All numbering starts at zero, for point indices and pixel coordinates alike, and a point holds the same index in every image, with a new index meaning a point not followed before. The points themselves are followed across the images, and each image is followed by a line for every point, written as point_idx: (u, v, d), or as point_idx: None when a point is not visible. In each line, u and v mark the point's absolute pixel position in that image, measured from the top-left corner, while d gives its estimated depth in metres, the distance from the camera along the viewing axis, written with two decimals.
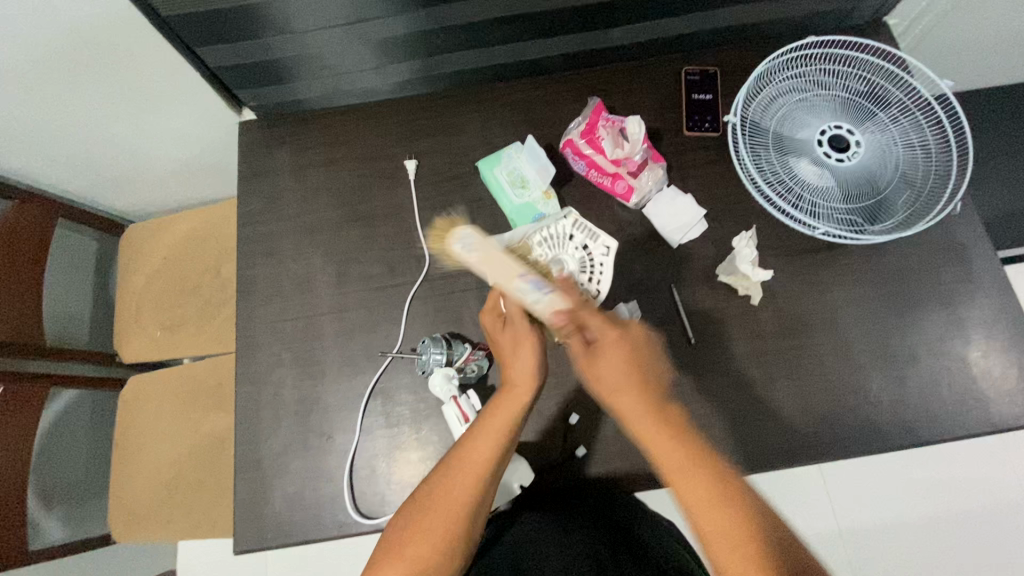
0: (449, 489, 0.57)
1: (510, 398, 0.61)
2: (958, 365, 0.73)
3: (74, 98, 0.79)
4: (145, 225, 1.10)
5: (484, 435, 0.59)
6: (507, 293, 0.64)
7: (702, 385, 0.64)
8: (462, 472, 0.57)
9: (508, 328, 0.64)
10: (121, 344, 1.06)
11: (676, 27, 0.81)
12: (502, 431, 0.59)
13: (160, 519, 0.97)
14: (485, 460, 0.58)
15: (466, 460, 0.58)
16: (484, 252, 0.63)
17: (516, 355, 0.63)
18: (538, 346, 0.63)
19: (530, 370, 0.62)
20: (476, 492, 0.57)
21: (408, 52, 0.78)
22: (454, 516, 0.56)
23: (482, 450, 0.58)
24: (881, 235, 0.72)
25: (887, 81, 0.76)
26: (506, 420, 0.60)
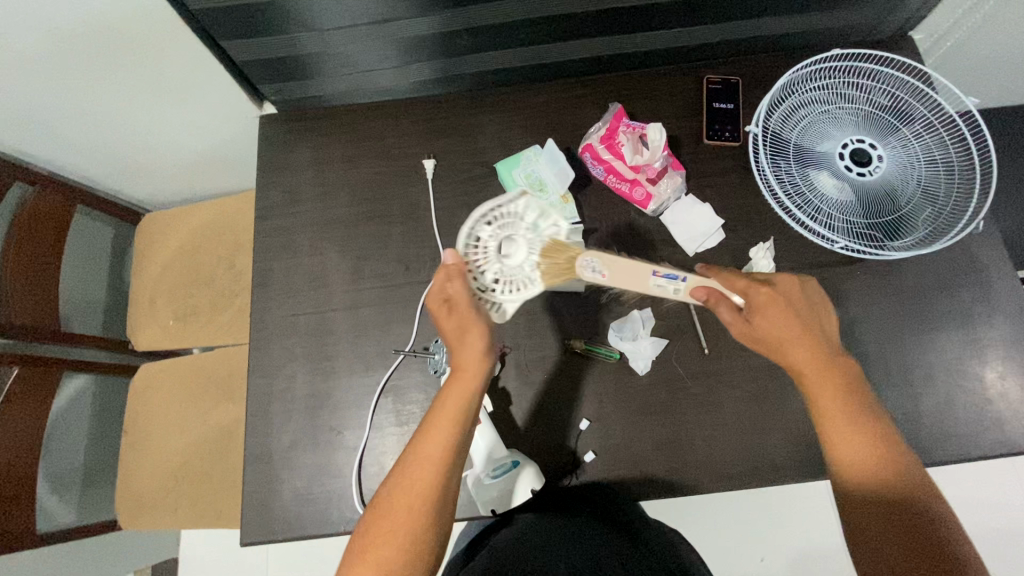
0: (410, 485, 0.54)
1: (461, 382, 0.57)
2: (975, 386, 0.73)
3: (98, 87, 0.80)
4: (161, 214, 1.10)
5: (434, 431, 0.56)
6: (456, 277, 0.58)
7: (786, 355, 0.58)
8: (420, 466, 0.55)
9: (451, 313, 0.58)
10: (134, 332, 1.06)
11: (700, 34, 0.81)
12: (455, 419, 0.56)
13: (165, 507, 0.98)
14: (440, 454, 0.55)
15: (419, 455, 0.55)
16: (615, 271, 0.63)
17: (464, 340, 0.58)
18: (484, 329, 0.58)
19: (478, 353, 0.58)
20: (435, 486, 0.54)
21: (431, 52, 0.78)
22: (416, 512, 0.53)
23: (435, 442, 0.56)
24: (899, 251, 0.71)
25: (912, 97, 0.75)
26: (458, 409, 0.57)
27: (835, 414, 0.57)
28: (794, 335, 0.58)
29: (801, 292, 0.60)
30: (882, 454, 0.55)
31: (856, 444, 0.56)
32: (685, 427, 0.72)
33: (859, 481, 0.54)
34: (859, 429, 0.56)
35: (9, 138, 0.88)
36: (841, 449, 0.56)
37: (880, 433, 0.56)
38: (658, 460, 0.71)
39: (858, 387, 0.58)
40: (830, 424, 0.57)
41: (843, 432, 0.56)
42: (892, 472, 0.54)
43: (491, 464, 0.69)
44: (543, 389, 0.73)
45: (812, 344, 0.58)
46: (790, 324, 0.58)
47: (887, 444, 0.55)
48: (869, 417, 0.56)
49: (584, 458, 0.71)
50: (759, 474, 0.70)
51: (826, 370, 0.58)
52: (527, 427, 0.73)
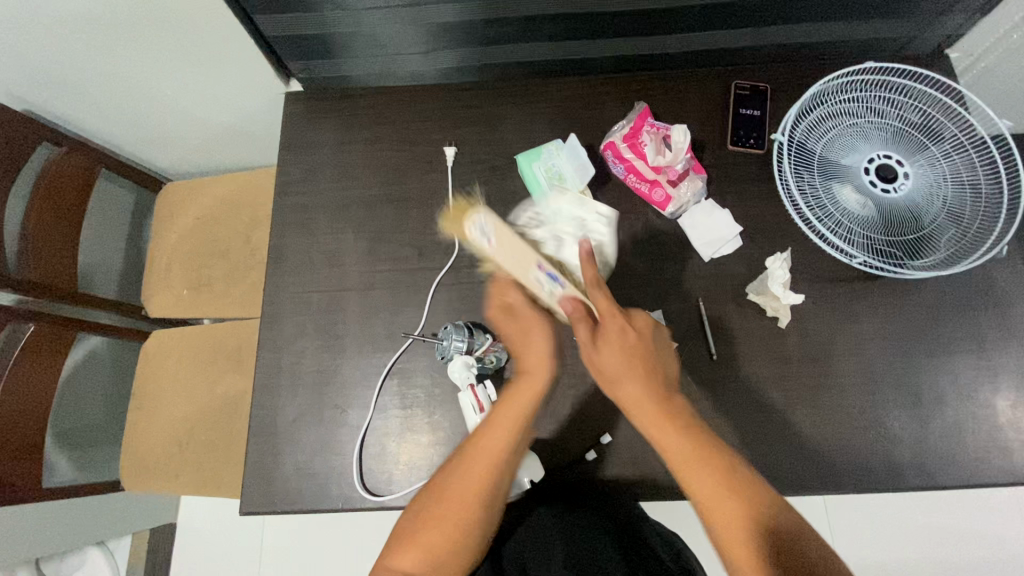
0: (465, 476, 0.57)
1: (528, 380, 0.61)
2: (985, 413, 0.72)
3: (131, 53, 0.81)
4: (182, 184, 1.12)
5: (495, 428, 0.59)
6: (513, 285, 0.65)
7: (625, 384, 0.57)
8: (479, 461, 0.58)
9: (516, 318, 0.64)
10: (149, 298, 1.08)
11: (731, 38, 0.80)
12: (520, 415, 0.59)
13: (170, 471, 0.99)
14: (498, 450, 0.58)
15: (478, 449, 0.58)
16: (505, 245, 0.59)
17: (529, 339, 0.63)
18: (548, 328, 0.63)
19: (542, 355, 0.62)
20: (492, 481, 0.57)
21: (460, 40, 0.78)
22: (470, 502, 0.56)
23: (497, 438, 0.58)
24: (919, 271, 0.70)
25: (944, 115, 0.74)
26: (521, 408, 0.60)
27: (671, 440, 0.55)
28: (629, 368, 0.58)
29: (632, 329, 0.59)
30: (736, 492, 0.53)
31: (699, 476, 0.53)
32: None
33: (733, 528, 0.51)
34: (698, 452, 0.55)
35: (41, 97, 0.89)
36: (712, 501, 0.52)
37: (734, 477, 0.53)
38: (659, 462, 0.71)
39: (666, 400, 0.57)
40: (680, 470, 0.54)
41: (688, 460, 0.54)
42: (751, 504, 0.52)
43: None
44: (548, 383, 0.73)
45: (639, 369, 0.58)
46: (626, 351, 0.58)
47: (739, 477, 0.54)
48: (696, 443, 0.55)
49: (587, 457, 0.71)
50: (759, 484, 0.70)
51: (647, 392, 0.57)
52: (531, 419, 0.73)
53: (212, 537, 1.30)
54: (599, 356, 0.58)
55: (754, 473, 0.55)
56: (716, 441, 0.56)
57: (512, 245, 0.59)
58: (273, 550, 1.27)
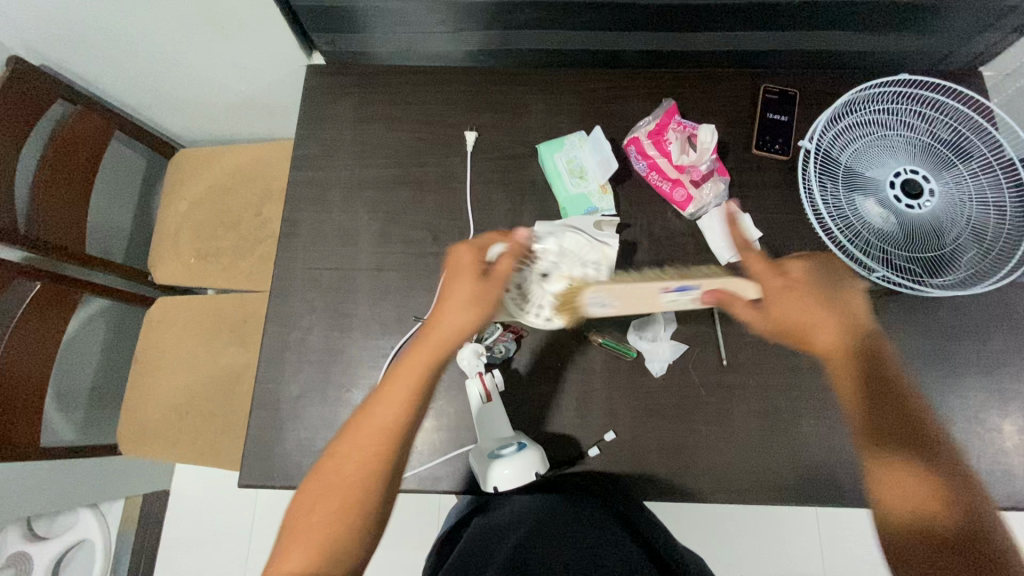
0: (353, 457, 0.54)
1: (422, 351, 0.57)
2: (992, 437, 0.71)
3: (153, 14, 0.79)
4: (194, 152, 1.10)
5: (385, 404, 0.55)
6: (512, 253, 0.58)
7: (810, 328, 0.58)
8: (363, 439, 0.54)
9: (482, 282, 0.57)
10: (154, 264, 1.07)
11: (764, 40, 0.78)
12: (411, 390, 0.56)
13: (168, 440, 0.99)
14: (389, 426, 0.55)
15: (367, 428, 0.55)
16: (626, 300, 0.55)
17: (447, 312, 0.57)
18: (480, 306, 0.56)
19: (457, 329, 0.56)
20: (381, 463, 0.54)
21: (490, 22, 0.77)
22: (356, 488, 0.53)
23: (386, 414, 0.55)
24: (938, 290, 0.69)
25: (974, 134, 0.72)
26: (416, 382, 0.56)
27: (862, 400, 0.57)
28: (813, 313, 0.58)
29: (795, 282, 0.58)
30: (926, 480, 0.51)
31: (879, 414, 0.55)
32: (692, 435, 0.71)
33: (904, 505, 0.51)
34: (890, 412, 0.55)
35: (60, 54, 0.88)
36: (887, 467, 0.53)
37: (924, 458, 0.53)
38: (661, 462, 0.71)
39: (859, 355, 0.58)
40: (886, 437, 0.54)
41: (885, 424, 0.55)
42: (951, 498, 0.50)
43: (496, 442, 0.68)
44: (556, 377, 0.73)
45: (835, 329, 0.58)
46: (807, 308, 0.58)
47: (943, 470, 0.52)
48: (902, 419, 0.55)
49: (589, 454, 0.71)
50: (759, 492, 0.70)
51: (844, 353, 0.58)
52: (534, 412, 0.72)
53: (205, 506, 1.30)
54: (777, 307, 0.58)
55: (971, 474, 0.52)
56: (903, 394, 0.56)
57: (641, 296, 0.54)
58: (266, 522, 1.27)
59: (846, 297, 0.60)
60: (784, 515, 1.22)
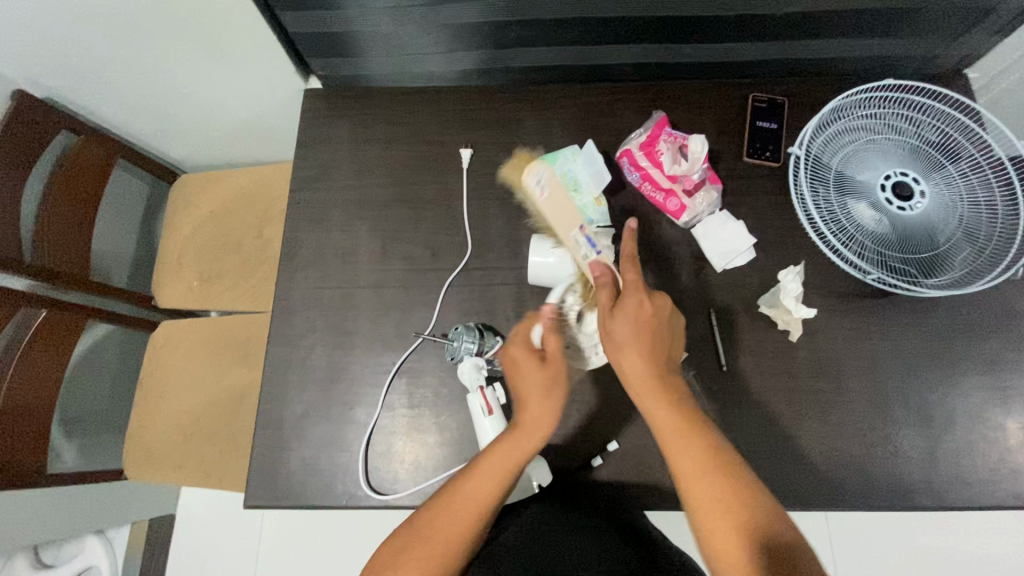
0: (443, 532, 0.56)
1: (521, 435, 0.60)
2: (995, 435, 0.71)
3: (153, 45, 0.82)
4: (197, 176, 1.12)
5: (472, 484, 0.58)
6: (553, 332, 0.63)
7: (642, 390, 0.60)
8: (455, 510, 0.57)
9: (544, 367, 0.62)
10: (159, 288, 1.08)
11: (751, 50, 0.80)
12: (506, 471, 0.58)
13: (173, 462, 0.99)
14: (481, 502, 0.58)
15: (455, 504, 0.57)
16: (552, 198, 0.68)
17: (546, 399, 0.61)
18: (564, 389, 0.62)
19: (546, 418, 0.60)
20: (467, 537, 0.57)
21: (481, 42, 0.79)
22: (449, 553, 0.56)
23: (478, 493, 0.58)
24: (933, 289, 0.70)
25: (962, 135, 0.73)
26: (507, 462, 0.58)
27: (677, 441, 0.58)
28: (642, 359, 0.60)
29: (649, 304, 0.61)
30: (726, 480, 0.56)
31: (686, 448, 0.58)
32: None
33: (714, 506, 0.55)
34: (687, 437, 0.58)
35: (62, 83, 0.90)
36: (692, 480, 0.56)
37: (710, 458, 0.57)
38: (665, 472, 0.71)
39: (675, 394, 0.60)
40: (675, 454, 0.58)
41: (683, 445, 0.58)
42: (733, 492, 0.55)
43: None
44: None
45: (649, 369, 0.60)
46: (644, 344, 0.60)
47: (722, 463, 0.57)
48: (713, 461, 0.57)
49: (594, 465, 0.70)
50: None
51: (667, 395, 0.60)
52: None
53: (212, 528, 1.30)
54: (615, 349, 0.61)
55: (749, 473, 0.57)
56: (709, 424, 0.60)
57: (555, 203, 0.68)
58: (273, 545, 1.27)
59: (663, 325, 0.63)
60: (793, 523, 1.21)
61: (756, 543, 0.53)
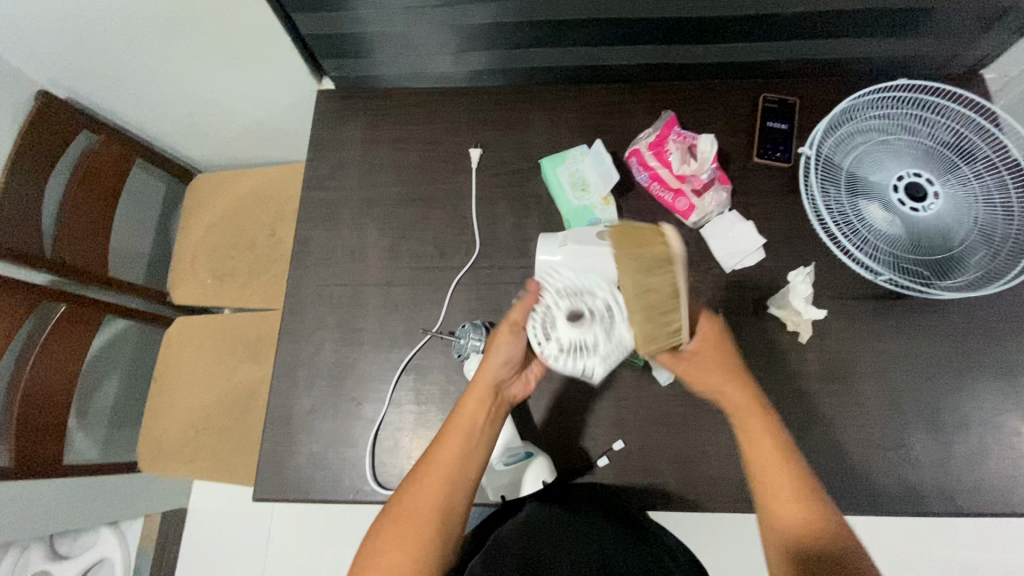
0: (423, 489, 0.56)
1: (477, 398, 0.61)
2: (1011, 441, 0.70)
3: (172, 46, 0.84)
4: (212, 176, 1.14)
5: (447, 442, 0.59)
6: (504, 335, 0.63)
7: (744, 414, 0.60)
8: (434, 469, 0.57)
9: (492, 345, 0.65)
10: (174, 285, 1.10)
11: (763, 51, 0.80)
12: (469, 430, 0.60)
13: (185, 456, 1.01)
14: (450, 463, 0.57)
15: (433, 462, 0.57)
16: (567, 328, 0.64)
17: (487, 359, 0.63)
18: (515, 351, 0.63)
19: (494, 376, 0.62)
20: (445, 495, 0.56)
21: (492, 43, 0.79)
22: (427, 518, 0.54)
23: (449, 451, 0.58)
24: (947, 292, 0.69)
25: (976, 135, 0.72)
26: (472, 420, 0.60)
27: (761, 450, 0.58)
28: (734, 382, 0.60)
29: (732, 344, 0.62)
30: (802, 493, 0.55)
31: (762, 448, 0.58)
32: (701, 444, 0.71)
33: (785, 514, 0.55)
34: (759, 440, 0.58)
35: (82, 83, 0.93)
36: (773, 493, 0.56)
37: (789, 465, 0.57)
38: (671, 472, 0.70)
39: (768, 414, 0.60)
40: (760, 459, 0.57)
41: (757, 448, 0.58)
42: (811, 508, 0.54)
43: (504, 452, 0.70)
44: (563, 385, 0.73)
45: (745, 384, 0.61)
46: (746, 385, 0.61)
47: (802, 478, 0.56)
48: (793, 475, 0.56)
49: (598, 464, 0.71)
50: None
51: (752, 405, 0.60)
52: (544, 422, 0.73)
53: (221, 522, 1.32)
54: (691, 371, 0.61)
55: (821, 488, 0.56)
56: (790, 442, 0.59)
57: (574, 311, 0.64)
58: (281, 539, 1.28)
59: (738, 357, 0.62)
60: None
61: (818, 557, 0.52)
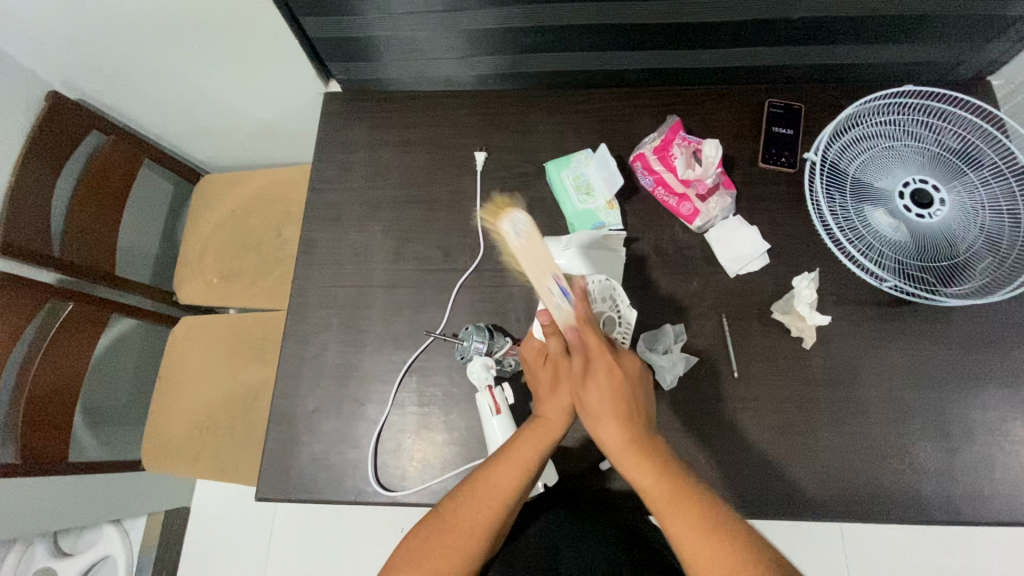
0: (471, 511, 0.55)
1: (544, 423, 0.59)
2: (1016, 449, 0.69)
3: (181, 49, 0.85)
4: (219, 177, 1.15)
5: (508, 469, 0.56)
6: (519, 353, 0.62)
7: (633, 461, 0.54)
8: (484, 493, 0.56)
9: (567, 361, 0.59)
10: (180, 285, 1.11)
11: (768, 57, 0.80)
12: (530, 461, 0.57)
13: (189, 456, 1.02)
14: (506, 492, 0.56)
15: (488, 485, 0.56)
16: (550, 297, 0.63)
17: (557, 389, 0.60)
18: (623, 381, 0.57)
19: (565, 407, 0.59)
20: (491, 521, 0.55)
21: (498, 48, 0.80)
22: (469, 539, 0.54)
23: (506, 479, 0.56)
24: (952, 298, 0.68)
25: (983, 142, 0.72)
26: (538, 450, 0.57)
27: (671, 500, 0.52)
28: (612, 420, 0.55)
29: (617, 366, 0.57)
30: (728, 543, 0.49)
31: (671, 502, 0.52)
32: (704, 449, 0.71)
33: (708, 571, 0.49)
34: (665, 485, 0.53)
35: (93, 84, 0.94)
36: (694, 554, 0.50)
37: (705, 511, 0.51)
38: None
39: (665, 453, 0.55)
40: (667, 512, 0.52)
41: (665, 496, 0.52)
42: (739, 552, 0.49)
43: None
44: None
45: (616, 417, 0.56)
46: (618, 417, 0.56)
47: (715, 517, 0.51)
48: (711, 520, 0.51)
49: (602, 468, 0.69)
50: (774, 510, 0.68)
51: (645, 445, 0.55)
52: None
53: (224, 521, 1.32)
54: (594, 426, 0.57)
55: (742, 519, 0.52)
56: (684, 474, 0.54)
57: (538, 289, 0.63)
58: (283, 539, 1.28)
59: (639, 385, 0.58)
60: (805, 532, 1.19)
61: None
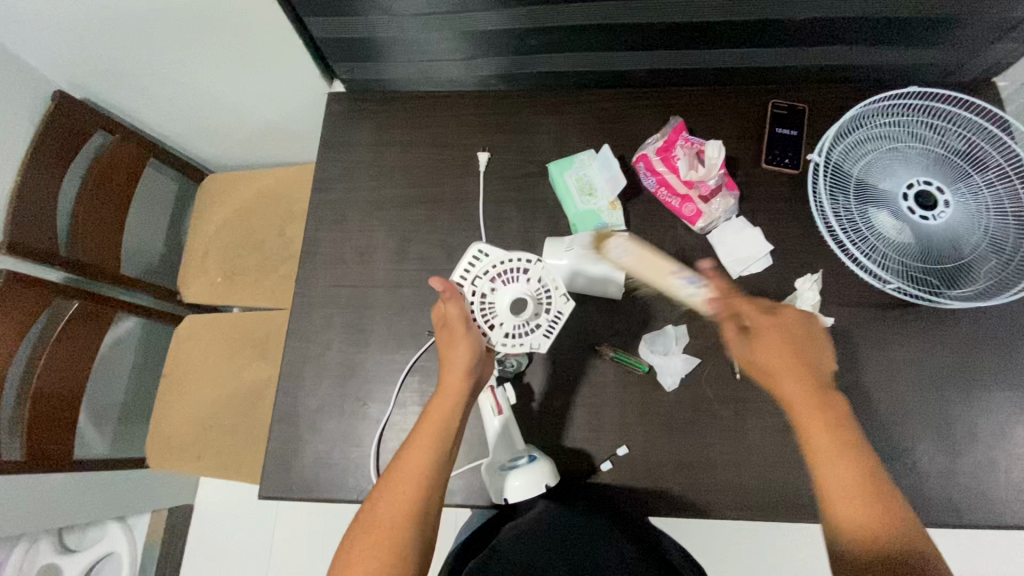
0: (393, 500, 0.56)
1: (445, 396, 0.61)
2: (1018, 452, 0.69)
3: (185, 49, 0.85)
4: (223, 176, 1.16)
5: (416, 447, 0.59)
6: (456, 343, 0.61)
7: (804, 402, 0.60)
8: (402, 479, 0.57)
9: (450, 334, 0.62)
10: (184, 284, 1.12)
11: (772, 58, 0.80)
12: (438, 428, 0.59)
13: (192, 453, 1.02)
14: (420, 471, 0.57)
15: (400, 471, 0.57)
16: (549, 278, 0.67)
17: (453, 351, 0.61)
18: (474, 342, 0.61)
19: (461, 370, 0.60)
20: (415, 505, 0.56)
21: (502, 49, 0.80)
22: (397, 529, 0.54)
23: (419, 460, 0.58)
24: (955, 301, 0.68)
25: (988, 143, 0.72)
26: (443, 422, 0.60)
27: (824, 440, 0.58)
28: (792, 368, 0.62)
29: (788, 325, 0.64)
30: (870, 485, 0.55)
31: (825, 436, 0.58)
32: (706, 450, 0.71)
33: (854, 512, 0.53)
34: (833, 435, 0.58)
35: (99, 85, 0.94)
36: (840, 495, 0.55)
37: (862, 453, 0.57)
38: (675, 478, 0.70)
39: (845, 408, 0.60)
40: (820, 450, 0.57)
41: (822, 435, 0.58)
42: (883, 508, 0.53)
43: (508, 456, 0.69)
44: (568, 390, 0.73)
45: (803, 379, 0.61)
46: (802, 374, 0.61)
47: (863, 458, 0.56)
48: (865, 466, 0.56)
49: (602, 469, 0.71)
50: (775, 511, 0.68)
51: (823, 393, 0.60)
52: (548, 426, 0.73)
53: (227, 517, 1.33)
54: (764, 363, 0.63)
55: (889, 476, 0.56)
56: (857, 428, 0.59)
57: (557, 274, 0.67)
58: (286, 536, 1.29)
59: (815, 345, 0.64)
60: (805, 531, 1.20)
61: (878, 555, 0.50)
